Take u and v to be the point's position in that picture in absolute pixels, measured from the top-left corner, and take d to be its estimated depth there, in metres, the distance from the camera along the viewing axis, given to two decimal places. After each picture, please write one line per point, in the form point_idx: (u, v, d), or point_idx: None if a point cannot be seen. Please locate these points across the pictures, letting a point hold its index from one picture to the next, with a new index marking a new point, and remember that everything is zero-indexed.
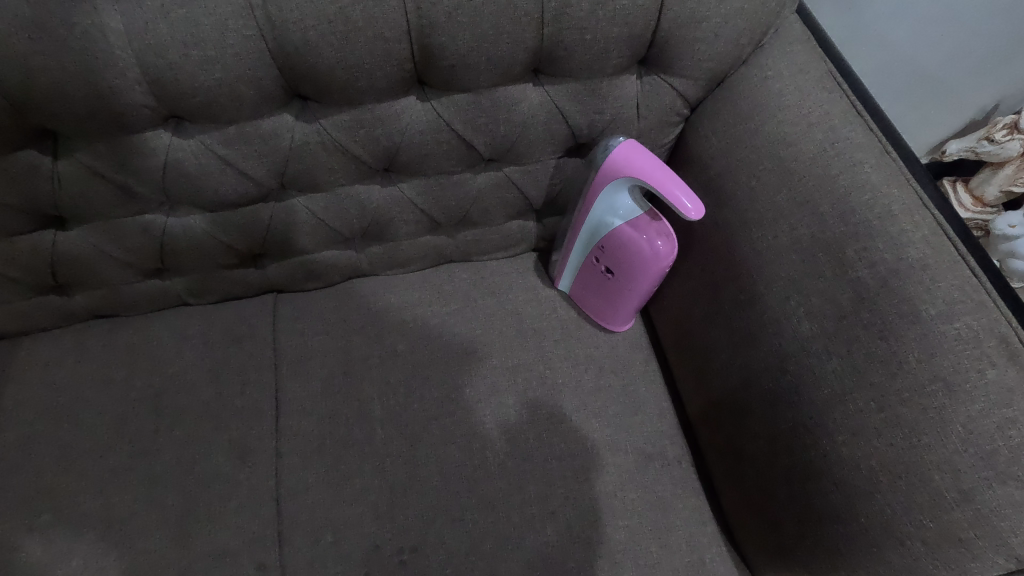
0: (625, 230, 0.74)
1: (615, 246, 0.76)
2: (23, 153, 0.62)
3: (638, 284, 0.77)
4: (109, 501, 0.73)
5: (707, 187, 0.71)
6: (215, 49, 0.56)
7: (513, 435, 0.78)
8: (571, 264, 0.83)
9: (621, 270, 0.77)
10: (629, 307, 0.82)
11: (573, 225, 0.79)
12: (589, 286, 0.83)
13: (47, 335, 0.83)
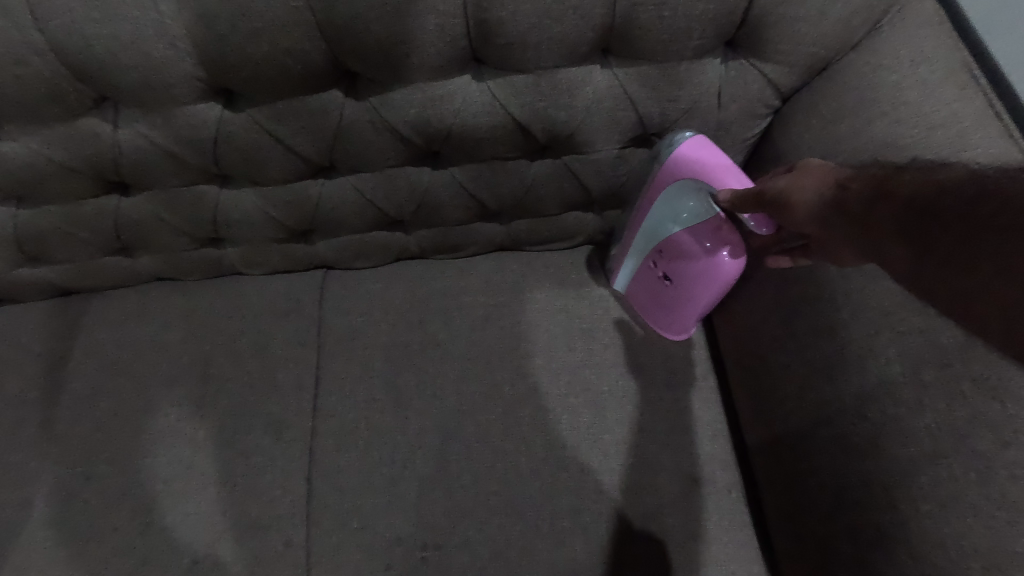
0: (690, 235, 0.67)
1: (677, 251, 0.69)
2: (86, 120, 0.63)
3: (702, 295, 0.70)
4: (156, 459, 0.76)
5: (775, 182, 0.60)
6: (263, 20, 0.54)
7: (550, 439, 0.74)
8: (628, 268, 0.77)
9: (681, 278, 0.71)
10: (687, 318, 0.74)
11: (632, 225, 0.73)
12: (646, 294, 0.77)
13: (115, 293, 0.87)
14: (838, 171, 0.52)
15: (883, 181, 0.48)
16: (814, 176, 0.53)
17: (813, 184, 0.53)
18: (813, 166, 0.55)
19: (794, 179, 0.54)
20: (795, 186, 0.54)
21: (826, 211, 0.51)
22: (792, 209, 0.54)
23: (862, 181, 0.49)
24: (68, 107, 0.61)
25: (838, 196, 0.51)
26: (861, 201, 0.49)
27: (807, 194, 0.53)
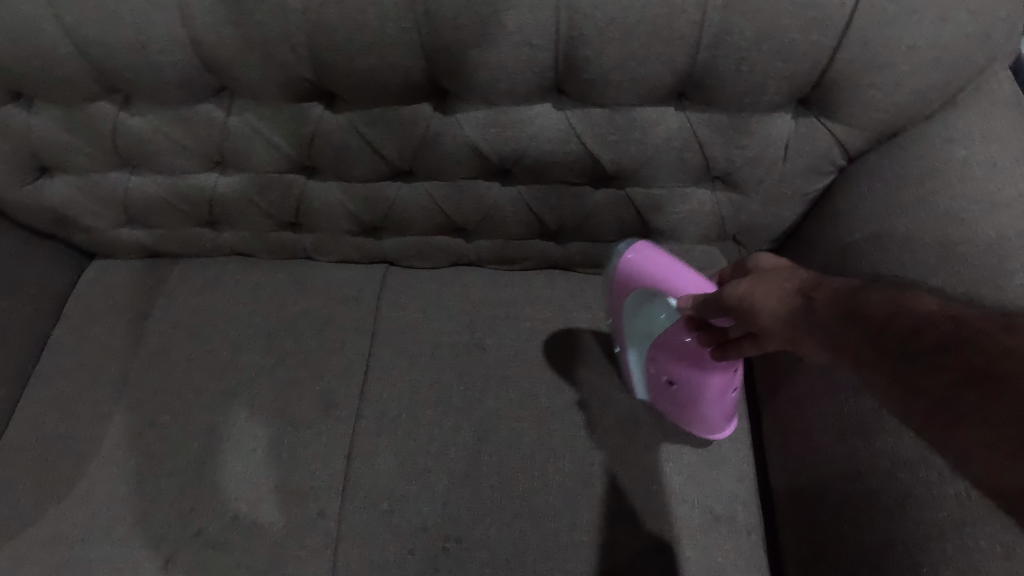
0: (669, 334, 0.69)
1: (669, 352, 0.70)
2: (205, 105, 0.71)
3: (708, 380, 0.69)
4: (214, 416, 0.83)
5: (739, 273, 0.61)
6: (375, 37, 0.60)
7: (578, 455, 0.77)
8: (639, 382, 0.78)
9: (683, 375, 0.70)
10: (708, 413, 0.73)
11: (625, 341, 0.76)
12: (665, 400, 0.76)
13: (197, 262, 0.96)
14: (796, 280, 0.52)
15: (846, 299, 0.46)
16: (772, 284, 0.53)
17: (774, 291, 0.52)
18: (771, 273, 0.54)
19: (752, 287, 0.53)
20: (755, 294, 0.53)
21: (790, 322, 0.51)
22: (757, 318, 0.52)
23: (823, 297, 0.48)
24: (193, 93, 0.69)
25: (804, 304, 0.49)
26: (823, 318, 0.47)
27: (770, 301, 0.52)
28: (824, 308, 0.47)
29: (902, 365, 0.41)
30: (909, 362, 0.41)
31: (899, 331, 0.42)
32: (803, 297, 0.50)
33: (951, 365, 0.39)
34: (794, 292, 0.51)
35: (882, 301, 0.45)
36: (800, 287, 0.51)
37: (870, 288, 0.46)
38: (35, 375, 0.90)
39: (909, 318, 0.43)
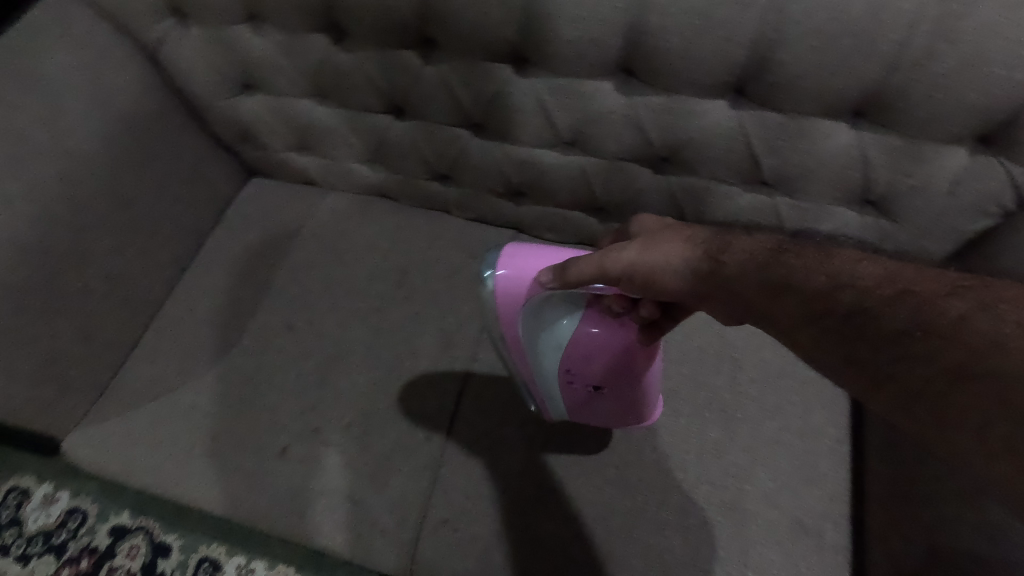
0: (583, 338, 0.68)
1: (585, 363, 0.70)
2: (406, 52, 0.79)
3: (636, 373, 0.71)
4: (343, 333, 0.91)
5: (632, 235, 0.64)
6: (586, 11, 0.65)
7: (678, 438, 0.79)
8: (557, 403, 0.77)
9: (607, 377, 0.71)
10: (637, 401, 0.74)
11: (534, 368, 0.75)
12: (591, 408, 0.76)
13: (347, 195, 1.05)
14: (688, 239, 0.54)
15: (761, 267, 0.48)
16: (666, 249, 0.54)
17: (667, 257, 0.54)
18: (657, 235, 0.56)
19: (643, 251, 0.55)
20: (649, 259, 0.54)
21: (705, 286, 0.53)
22: (667, 285, 0.54)
23: (737, 262, 0.50)
24: (402, 38, 0.77)
25: (710, 267, 0.52)
26: (747, 287, 0.49)
27: (671, 265, 0.54)
28: (741, 275, 0.49)
29: (846, 338, 0.43)
30: (843, 330, 0.43)
31: (835, 304, 0.44)
32: (710, 260, 0.52)
33: (891, 342, 0.41)
34: (694, 257, 0.53)
35: (802, 264, 0.46)
36: (699, 247, 0.53)
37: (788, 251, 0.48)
38: (195, 265, 1.01)
39: (847, 288, 0.44)
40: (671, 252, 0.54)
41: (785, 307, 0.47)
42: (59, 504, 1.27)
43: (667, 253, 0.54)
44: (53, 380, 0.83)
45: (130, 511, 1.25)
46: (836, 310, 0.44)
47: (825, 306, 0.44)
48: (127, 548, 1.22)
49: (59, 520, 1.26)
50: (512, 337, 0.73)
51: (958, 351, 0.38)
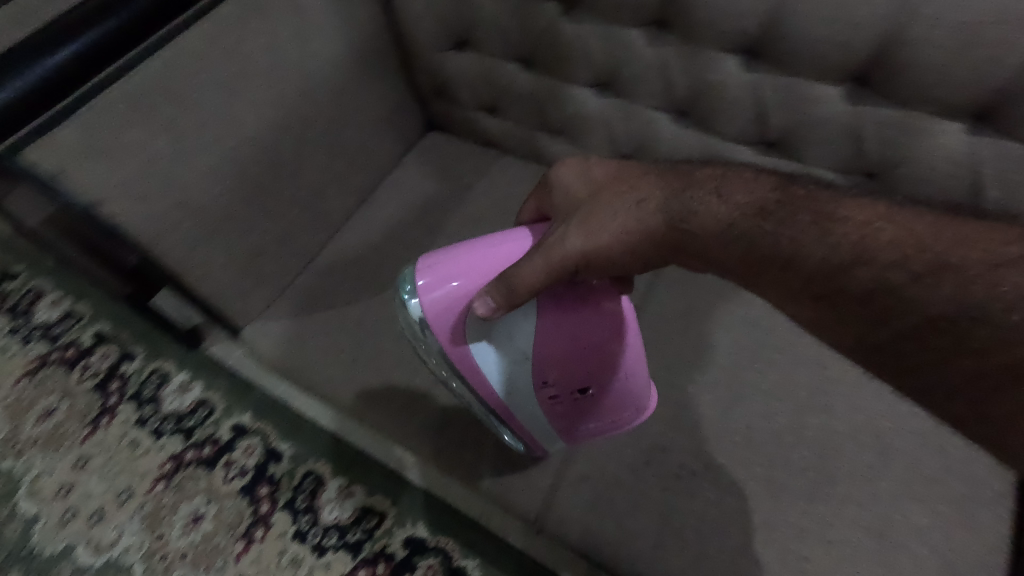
0: (562, 340, 0.61)
1: (562, 366, 0.64)
2: (633, 31, 0.83)
3: (617, 360, 0.65)
4: None
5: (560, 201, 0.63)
6: (843, 13, 0.67)
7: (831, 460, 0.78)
8: (528, 418, 0.71)
9: (591, 375, 0.66)
10: (624, 390, 0.70)
11: (496, 397, 0.68)
12: (570, 416, 0.72)
13: (522, 161, 1.11)
14: (647, 211, 0.56)
15: (750, 245, 0.52)
16: (620, 217, 0.57)
17: (622, 227, 0.56)
18: (594, 215, 0.57)
19: (590, 234, 0.56)
20: (597, 245, 0.56)
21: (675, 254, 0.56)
22: (619, 262, 0.57)
23: (724, 240, 0.53)
24: (634, 18, 0.81)
25: (674, 240, 0.55)
26: (740, 266, 0.53)
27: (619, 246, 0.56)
28: (742, 259, 0.53)
29: (815, 294, 0.50)
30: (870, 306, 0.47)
31: (824, 279, 0.49)
32: (672, 227, 0.55)
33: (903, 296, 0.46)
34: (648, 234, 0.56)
35: (795, 240, 0.50)
36: (655, 228, 0.56)
37: (770, 223, 0.51)
38: (372, 199, 1.09)
39: (863, 265, 0.47)
40: (614, 233, 0.56)
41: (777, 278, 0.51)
42: (193, 392, 1.39)
43: (607, 234, 0.56)
44: (252, 273, 0.93)
45: (252, 413, 1.36)
46: (823, 288, 0.49)
47: (812, 284, 0.50)
48: (246, 445, 1.32)
49: (190, 407, 1.37)
50: (469, 371, 0.65)
51: (949, 333, 0.44)
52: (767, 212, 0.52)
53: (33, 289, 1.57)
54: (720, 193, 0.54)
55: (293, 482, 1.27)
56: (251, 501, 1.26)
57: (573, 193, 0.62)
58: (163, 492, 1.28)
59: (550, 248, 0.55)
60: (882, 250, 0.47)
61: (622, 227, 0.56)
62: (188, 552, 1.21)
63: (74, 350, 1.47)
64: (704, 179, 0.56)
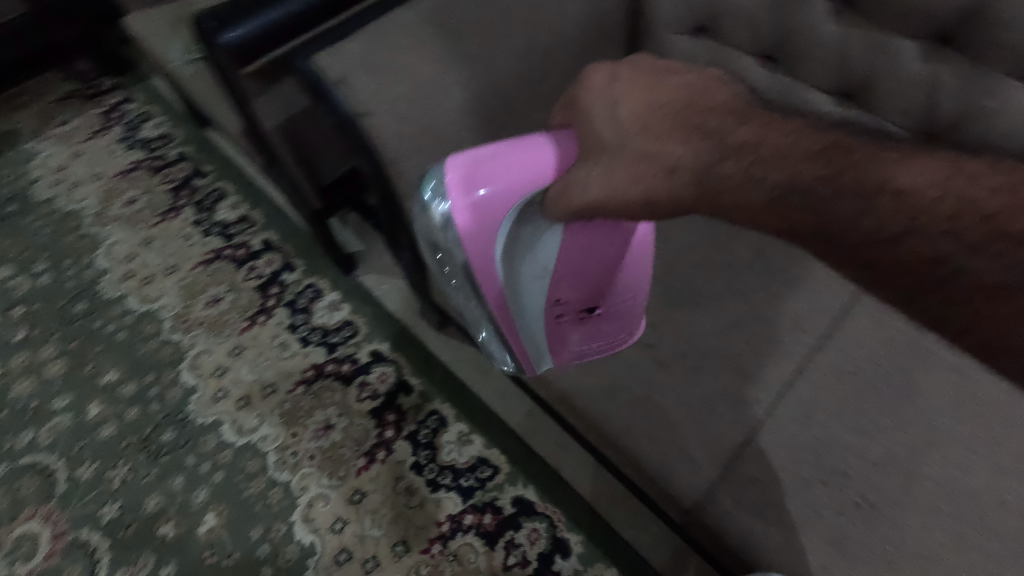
0: (580, 265, 0.78)
1: (566, 280, 0.80)
2: (908, 43, 0.82)
3: (620, 283, 0.86)
4: (693, 273, 0.95)
5: (594, 151, 0.58)
6: None
7: (857, 446, 0.80)
8: (527, 330, 0.86)
9: (597, 295, 0.86)
10: (624, 310, 0.89)
11: (501, 309, 0.80)
12: (580, 332, 0.91)
13: None
14: (684, 156, 0.55)
15: (790, 191, 0.51)
16: (655, 179, 0.55)
17: (637, 174, 0.56)
18: (606, 141, 0.58)
19: (614, 179, 0.57)
20: (611, 189, 0.57)
21: (702, 201, 0.55)
22: (639, 212, 0.58)
23: (763, 191, 0.52)
24: (922, 29, 0.80)
25: (694, 178, 0.55)
26: (770, 219, 0.52)
27: (638, 191, 0.56)
28: (766, 207, 0.52)
29: (884, 265, 0.48)
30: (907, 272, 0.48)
31: (854, 238, 0.49)
32: (695, 164, 0.54)
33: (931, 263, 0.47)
34: (676, 176, 0.55)
35: (821, 182, 0.50)
36: (680, 163, 0.55)
37: (821, 181, 0.51)
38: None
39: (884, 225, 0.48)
40: (643, 175, 0.56)
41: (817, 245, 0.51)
42: (341, 312, 1.49)
43: (638, 177, 0.56)
44: None
45: (390, 344, 1.44)
46: (847, 243, 0.49)
47: (835, 240, 0.50)
48: (381, 371, 1.40)
49: (337, 325, 1.47)
50: (483, 280, 0.74)
51: (973, 283, 0.46)
52: (833, 173, 0.50)
53: (218, 188, 1.73)
54: (769, 163, 0.52)
55: (419, 417, 1.34)
56: (378, 423, 1.33)
57: (604, 138, 0.58)
58: (302, 394, 1.37)
59: (571, 204, 0.61)
60: (898, 201, 0.48)
61: (647, 176, 0.55)
62: (316, 455, 1.30)
63: (245, 251, 1.61)
64: (739, 153, 0.53)
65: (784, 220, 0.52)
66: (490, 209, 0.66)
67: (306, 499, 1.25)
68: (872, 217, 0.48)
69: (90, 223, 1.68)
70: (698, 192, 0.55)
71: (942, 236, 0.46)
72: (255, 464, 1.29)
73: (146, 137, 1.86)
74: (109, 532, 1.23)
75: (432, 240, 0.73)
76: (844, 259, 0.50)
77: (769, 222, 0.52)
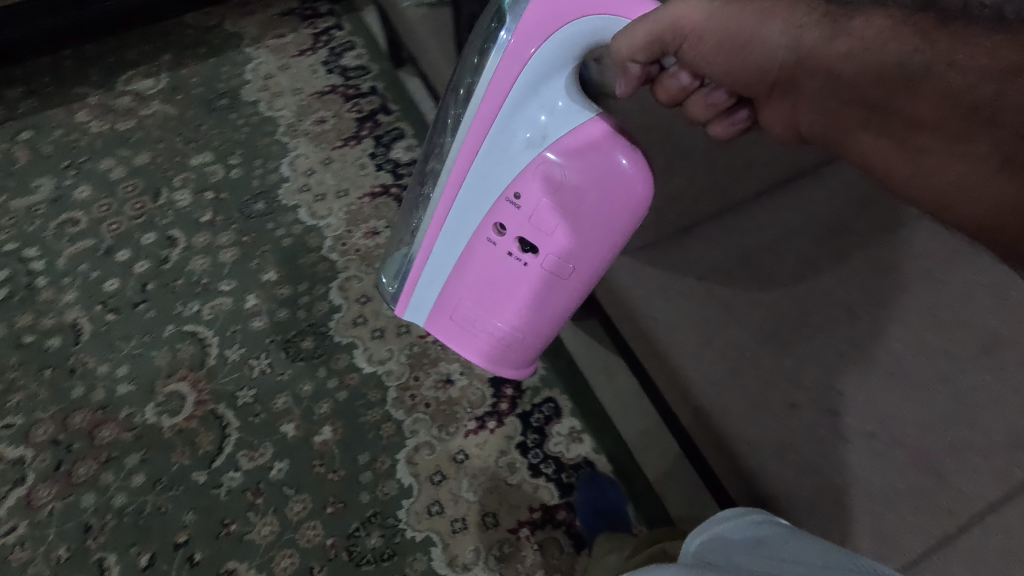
0: (552, 169, 0.79)
1: (535, 176, 0.80)
2: None
3: (571, 253, 0.84)
4: (902, 354, 0.89)
5: (715, 42, 0.63)
6: None
7: (923, 440, 0.82)
8: (464, 204, 0.87)
9: (539, 236, 0.84)
10: (566, 286, 0.88)
11: (466, 145, 0.82)
12: (500, 265, 0.89)
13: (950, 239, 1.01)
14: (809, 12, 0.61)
15: (866, 98, 0.62)
16: (761, 24, 0.62)
17: (711, 38, 0.63)
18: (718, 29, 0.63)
19: (697, 39, 0.63)
20: (692, 40, 0.64)
21: (805, 60, 0.63)
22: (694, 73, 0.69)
23: (895, 58, 0.58)
24: None
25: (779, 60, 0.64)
26: (866, 83, 0.61)
27: (695, 30, 0.63)
28: (869, 67, 0.60)
29: (875, 126, 0.64)
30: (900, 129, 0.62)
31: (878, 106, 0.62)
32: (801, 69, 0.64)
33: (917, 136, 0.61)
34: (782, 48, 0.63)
35: (922, 52, 0.58)
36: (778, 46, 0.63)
37: (917, 37, 0.58)
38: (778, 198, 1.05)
39: (959, 106, 0.58)
40: (713, 39, 0.63)
41: (849, 118, 0.65)
42: None
43: (714, 44, 0.64)
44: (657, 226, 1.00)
45: None
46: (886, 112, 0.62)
47: (875, 110, 0.63)
48: None
49: None
50: (492, 97, 0.77)
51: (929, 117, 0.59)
52: (886, 79, 0.60)
53: (398, 129, 1.81)
54: (867, 13, 0.59)
55: (535, 400, 1.33)
56: (495, 394, 1.34)
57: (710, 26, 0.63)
58: (432, 343, 1.41)
59: (667, 21, 0.62)
60: (915, 96, 0.59)
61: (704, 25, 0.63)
62: (432, 404, 1.34)
63: None
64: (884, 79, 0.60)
65: (826, 112, 0.67)
66: (540, 53, 0.72)
67: (413, 443, 1.29)
68: (924, 105, 0.59)
69: (283, 132, 1.82)
70: (716, 47, 0.64)
71: (981, 85, 0.56)
72: (376, 395, 1.35)
73: (345, 65, 1.98)
74: (241, 414, 1.34)
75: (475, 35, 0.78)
76: (886, 120, 0.62)
77: (811, 62, 0.62)
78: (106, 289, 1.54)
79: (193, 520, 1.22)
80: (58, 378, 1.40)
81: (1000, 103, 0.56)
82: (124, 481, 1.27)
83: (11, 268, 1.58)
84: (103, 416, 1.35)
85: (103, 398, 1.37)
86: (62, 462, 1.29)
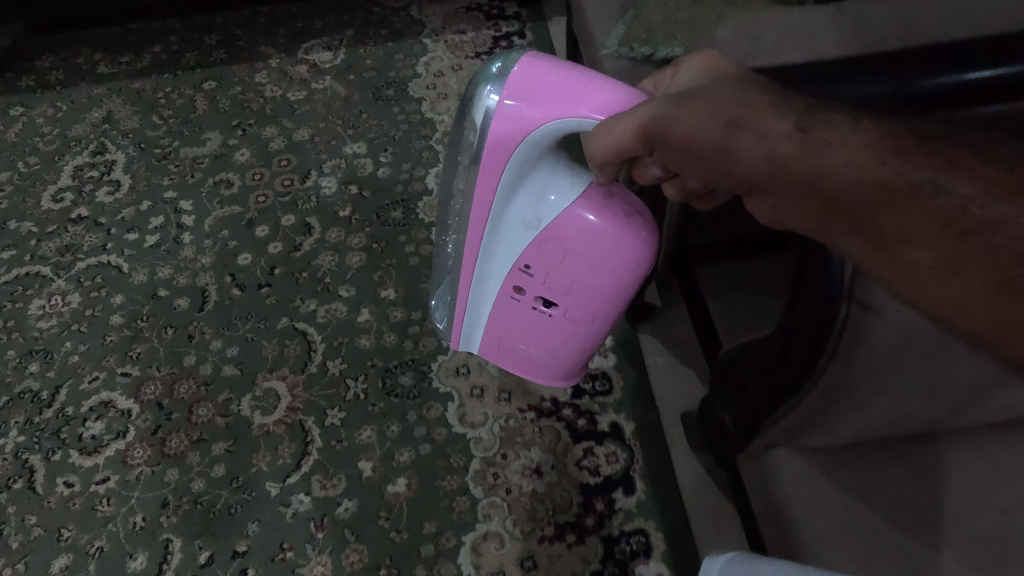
0: (567, 252, 0.83)
1: (544, 251, 0.84)
2: None
3: (581, 320, 0.91)
4: None
5: (687, 148, 0.62)
6: None
7: None
8: (480, 278, 0.93)
9: (554, 295, 0.89)
10: (578, 336, 0.94)
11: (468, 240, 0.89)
12: (524, 321, 0.96)
13: None
14: (781, 122, 0.56)
15: (831, 195, 0.55)
16: (717, 132, 0.59)
17: (669, 111, 0.61)
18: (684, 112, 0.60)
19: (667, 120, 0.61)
20: (657, 127, 0.62)
21: (781, 174, 0.57)
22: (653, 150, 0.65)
23: (895, 173, 0.52)
24: None
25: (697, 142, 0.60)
26: (858, 195, 0.53)
27: (656, 132, 0.62)
28: (861, 182, 0.53)
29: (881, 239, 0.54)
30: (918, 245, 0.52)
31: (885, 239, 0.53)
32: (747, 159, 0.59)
33: (888, 241, 0.54)
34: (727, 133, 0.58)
35: (906, 173, 0.51)
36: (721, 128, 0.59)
37: (912, 156, 0.52)
38: (1008, 434, 0.83)
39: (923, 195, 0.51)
40: (673, 122, 0.61)
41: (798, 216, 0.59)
42: (606, 360, 1.36)
43: (676, 123, 0.61)
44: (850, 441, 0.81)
45: (635, 427, 1.28)
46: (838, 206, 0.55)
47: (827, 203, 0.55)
48: (610, 450, 1.26)
49: (594, 371, 1.34)
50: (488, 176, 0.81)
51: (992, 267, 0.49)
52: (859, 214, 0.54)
53: None
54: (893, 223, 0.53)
55: (625, 526, 1.18)
56: (583, 504, 1.21)
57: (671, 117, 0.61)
58: (529, 422, 1.30)
59: (636, 121, 0.63)
60: (925, 216, 0.51)
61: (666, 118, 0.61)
62: (513, 491, 1.22)
63: None
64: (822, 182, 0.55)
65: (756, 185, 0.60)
66: (521, 146, 0.76)
67: (484, 529, 1.19)
68: (878, 188, 0.52)
69: (438, 139, 1.75)
70: (671, 129, 0.61)
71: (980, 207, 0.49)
72: (458, 460, 1.26)
73: None
74: (327, 435, 1.31)
75: (470, 115, 0.80)
76: (872, 236, 0.54)
77: (768, 172, 0.58)
78: (238, 262, 1.56)
79: (256, 531, 1.22)
80: (177, 341, 1.45)
81: (1004, 228, 0.48)
82: (207, 467, 1.29)
83: (165, 216, 1.66)
84: (204, 392, 1.38)
85: (209, 374, 1.40)
86: (160, 428, 1.34)
